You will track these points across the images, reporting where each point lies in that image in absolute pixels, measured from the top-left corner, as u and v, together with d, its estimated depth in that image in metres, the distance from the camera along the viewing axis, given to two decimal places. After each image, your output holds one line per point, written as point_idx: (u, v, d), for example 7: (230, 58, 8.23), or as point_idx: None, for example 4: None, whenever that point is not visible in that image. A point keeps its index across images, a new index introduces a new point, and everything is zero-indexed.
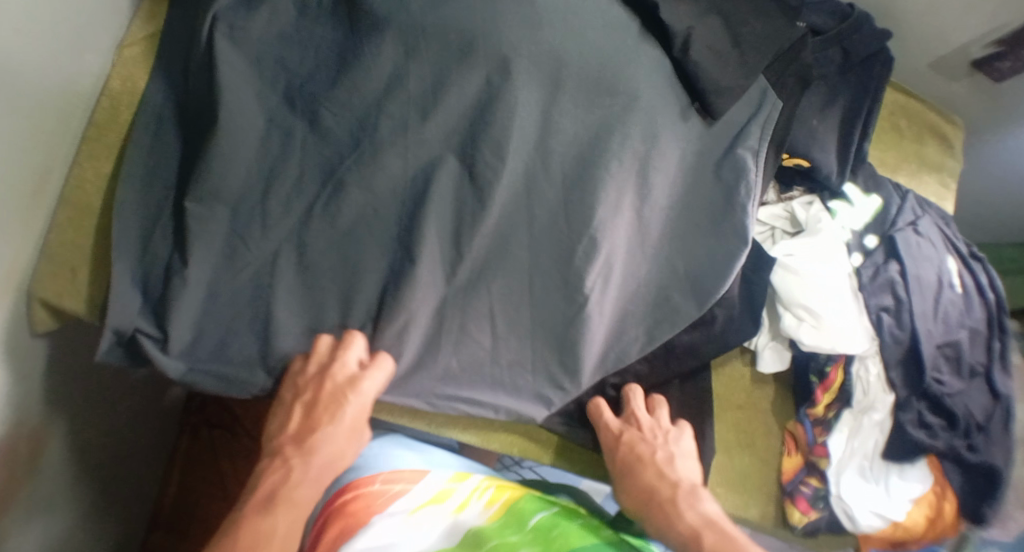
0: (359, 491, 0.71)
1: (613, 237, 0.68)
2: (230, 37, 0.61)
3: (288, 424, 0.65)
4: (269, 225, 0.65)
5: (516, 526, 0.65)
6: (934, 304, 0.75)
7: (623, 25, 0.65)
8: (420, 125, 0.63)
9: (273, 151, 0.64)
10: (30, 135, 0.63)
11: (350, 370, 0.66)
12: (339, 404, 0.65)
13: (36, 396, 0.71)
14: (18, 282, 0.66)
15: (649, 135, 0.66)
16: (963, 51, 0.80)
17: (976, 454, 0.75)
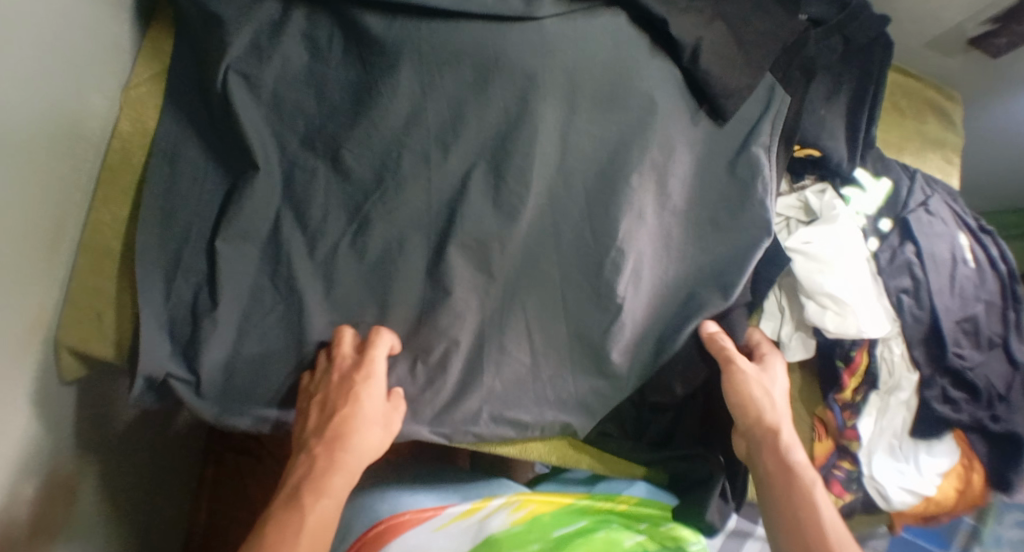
0: (389, 521, 0.73)
1: (639, 246, 0.70)
2: (245, 82, 0.64)
3: (308, 420, 0.65)
4: (297, 263, 0.66)
5: (540, 533, 0.74)
6: (950, 280, 0.77)
7: (632, 38, 0.65)
8: (443, 159, 0.65)
9: (298, 192, 0.66)
10: (46, 190, 0.63)
11: (355, 357, 0.67)
12: (353, 389, 0.64)
13: (70, 443, 0.71)
14: (46, 334, 0.67)
15: (666, 144, 0.68)
16: (958, 30, 0.81)
17: (999, 423, 0.77)
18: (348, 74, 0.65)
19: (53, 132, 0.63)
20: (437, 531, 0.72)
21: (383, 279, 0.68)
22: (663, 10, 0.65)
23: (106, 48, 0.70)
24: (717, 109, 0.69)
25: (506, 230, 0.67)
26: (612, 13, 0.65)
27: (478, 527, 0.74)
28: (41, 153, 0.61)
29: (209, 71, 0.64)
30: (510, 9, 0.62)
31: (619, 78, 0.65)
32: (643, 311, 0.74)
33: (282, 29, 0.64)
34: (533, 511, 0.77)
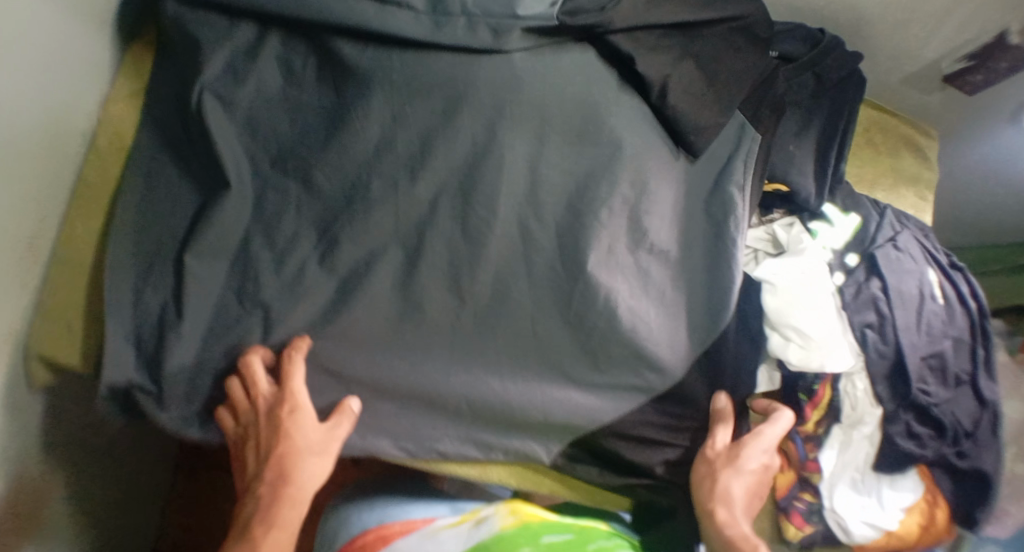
0: (380, 532, 0.78)
1: (610, 282, 0.69)
2: (220, 102, 0.65)
3: (247, 460, 0.68)
4: (263, 283, 0.66)
5: (530, 539, 0.77)
6: (917, 316, 0.77)
7: (600, 72, 0.67)
8: (410, 186, 0.65)
9: (268, 214, 0.67)
10: (21, 201, 0.64)
11: (271, 390, 0.66)
12: (280, 425, 0.65)
13: (36, 451, 0.72)
14: (16, 342, 0.68)
15: (637, 180, 0.68)
16: (933, 67, 0.83)
17: (964, 459, 0.77)
18: (321, 99, 0.66)
19: (32, 144, 0.64)
20: (428, 539, 0.77)
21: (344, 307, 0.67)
22: (630, 49, 0.66)
23: (88, 64, 0.72)
24: (688, 144, 0.69)
25: (473, 255, 0.67)
26: (580, 49, 0.66)
27: (467, 536, 0.78)
28: (17, 162, 0.62)
29: (187, 91, 0.66)
30: (479, 41, 0.63)
31: (587, 109, 0.66)
32: (625, 350, 0.71)
33: (258, 53, 0.66)
34: (523, 517, 0.79)
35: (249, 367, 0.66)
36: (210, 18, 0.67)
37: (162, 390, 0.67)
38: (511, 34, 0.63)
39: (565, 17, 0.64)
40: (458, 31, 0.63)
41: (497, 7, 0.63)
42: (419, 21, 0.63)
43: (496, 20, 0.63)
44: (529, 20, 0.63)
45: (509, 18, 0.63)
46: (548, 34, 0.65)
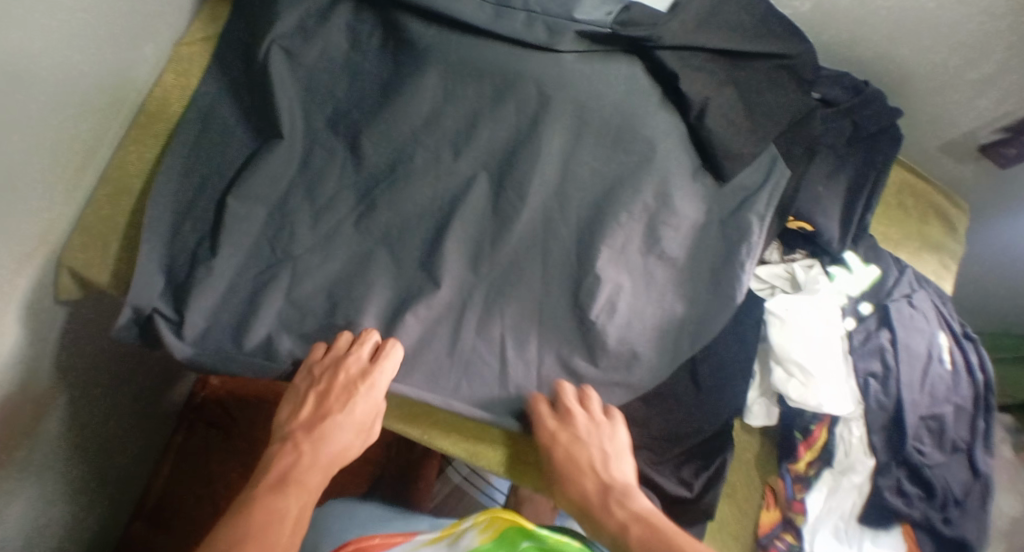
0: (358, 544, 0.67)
1: (615, 280, 0.70)
2: (286, 53, 0.69)
3: (299, 413, 0.66)
4: (296, 236, 0.69)
5: None
6: (922, 376, 0.77)
7: (643, 86, 0.69)
8: (451, 162, 0.68)
9: (310, 169, 0.70)
10: (75, 110, 0.68)
11: (363, 362, 0.66)
12: (353, 398, 0.65)
13: (47, 360, 0.74)
14: (49, 247, 0.71)
15: (662, 192, 0.70)
16: (970, 136, 0.85)
17: (950, 527, 0.76)
18: (380, 70, 0.69)
19: (94, 62, 0.68)
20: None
21: (367, 268, 0.69)
22: (676, 66, 0.68)
23: (163, 7, 0.76)
24: (716, 168, 0.72)
25: (498, 234, 0.69)
26: (628, 60, 0.69)
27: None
28: (77, 73, 0.66)
29: (256, 42, 0.69)
30: (534, 37, 0.66)
31: (627, 118, 0.69)
32: (621, 351, 0.71)
33: (329, 17, 0.70)
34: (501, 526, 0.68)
35: (342, 338, 0.67)
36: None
37: (183, 319, 0.67)
38: (564, 35, 0.67)
39: (617, 27, 0.67)
40: (516, 25, 0.67)
41: (556, 8, 0.68)
42: (484, 10, 0.67)
43: (554, 20, 0.67)
44: (583, 25, 0.67)
45: (566, 19, 0.67)
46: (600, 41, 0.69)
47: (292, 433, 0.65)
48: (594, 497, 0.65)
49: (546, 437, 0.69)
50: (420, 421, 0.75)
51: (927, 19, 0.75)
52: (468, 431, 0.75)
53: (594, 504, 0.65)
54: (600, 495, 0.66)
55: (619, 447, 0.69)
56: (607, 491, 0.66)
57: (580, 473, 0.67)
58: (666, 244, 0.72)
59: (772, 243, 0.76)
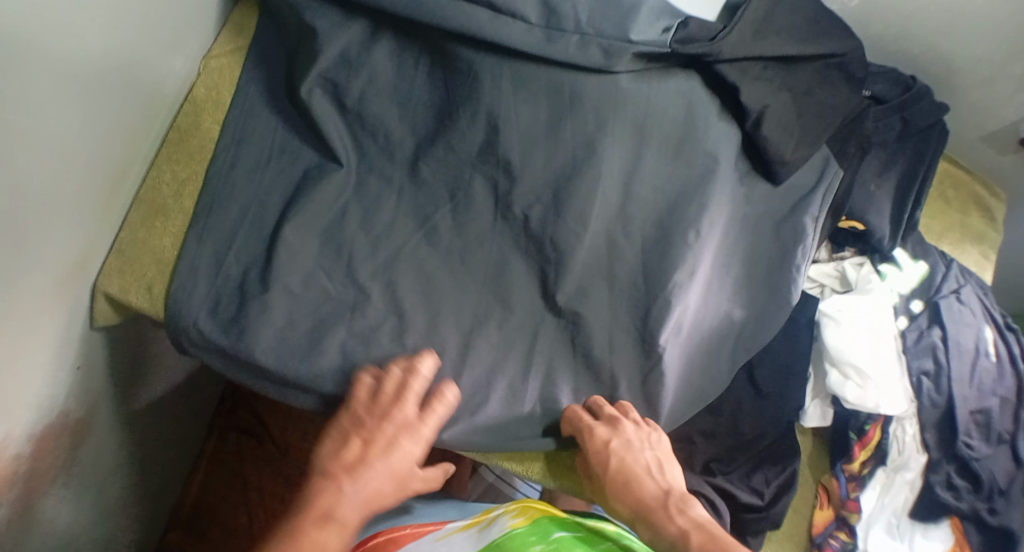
0: (391, 534, 0.66)
1: (684, 301, 0.69)
2: (331, 90, 0.69)
3: (342, 455, 0.58)
4: (354, 266, 0.68)
5: (541, 533, 0.62)
6: (971, 371, 0.78)
7: (701, 100, 0.69)
8: (508, 187, 0.68)
9: (368, 197, 0.70)
10: (109, 131, 0.65)
11: (411, 415, 0.61)
12: (399, 438, 0.60)
13: (86, 389, 0.71)
14: (86, 273, 0.68)
15: (721, 201, 0.70)
16: (1012, 128, 0.84)
17: (996, 517, 0.75)
18: (431, 96, 0.69)
19: (131, 92, 0.66)
20: (436, 541, 0.65)
21: (431, 297, 0.68)
22: (736, 78, 0.68)
23: (191, 24, 0.73)
24: (772, 177, 0.72)
25: (562, 262, 0.68)
26: (686, 75, 0.69)
27: (477, 539, 0.63)
28: (117, 100, 0.64)
29: (296, 76, 0.69)
30: (590, 60, 0.65)
31: (686, 129, 0.69)
32: (681, 364, 0.71)
33: (372, 47, 0.69)
34: (533, 514, 0.65)
35: (426, 363, 0.64)
36: (326, 8, 0.69)
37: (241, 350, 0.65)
38: (622, 56, 0.65)
39: (677, 45, 0.65)
40: (570, 47, 0.65)
41: (609, 28, 0.65)
42: (533, 33, 0.65)
43: (609, 41, 0.65)
44: (640, 45, 0.65)
45: (621, 42, 0.65)
46: (658, 59, 0.67)
47: (314, 480, 0.58)
48: (654, 494, 0.60)
49: (599, 445, 0.64)
50: None
51: (973, 23, 0.75)
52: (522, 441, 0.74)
53: (657, 510, 0.59)
54: (661, 499, 0.60)
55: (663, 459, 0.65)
56: (668, 495, 0.61)
57: (638, 475, 0.62)
58: (734, 253, 0.73)
59: (826, 246, 0.76)
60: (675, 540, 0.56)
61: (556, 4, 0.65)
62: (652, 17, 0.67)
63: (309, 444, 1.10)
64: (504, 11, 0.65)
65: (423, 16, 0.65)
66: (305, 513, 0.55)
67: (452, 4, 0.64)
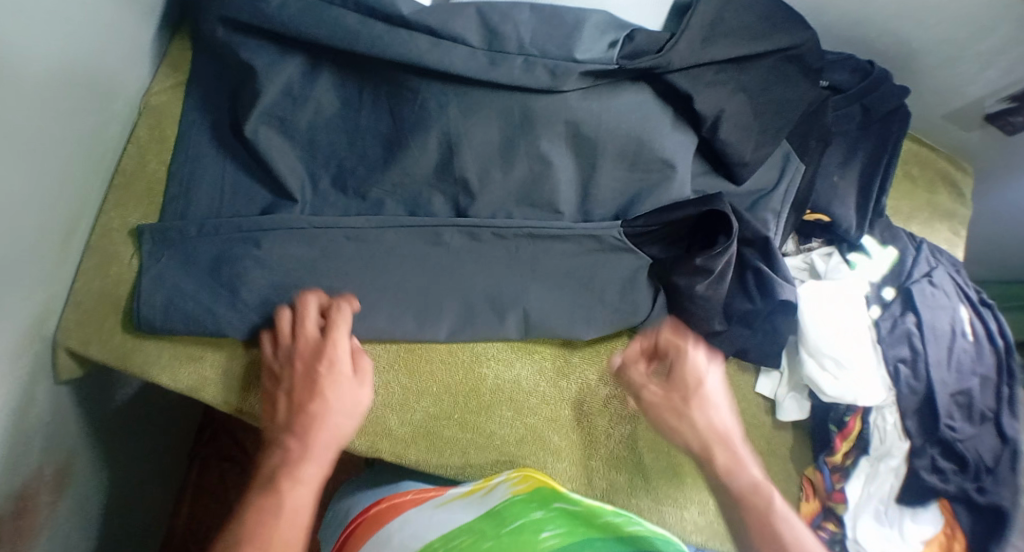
0: (391, 501, 0.70)
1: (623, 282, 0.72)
2: (279, 125, 0.68)
3: (277, 413, 0.65)
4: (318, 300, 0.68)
5: (542, 501, 0.64)
6: (948, 353, 0.77)
7: (654, 113, 0.68)
8: None
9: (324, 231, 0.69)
10: (52, 187, 0.64)
11: (314, 336, 0.66)
12: (325, 413, 0.63)
13: (53, 441, 0.71)
14: (46, 329, 0.68)
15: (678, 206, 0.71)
16: (976, 104, 0.82)
17: (985, 496, 0.75)
18: (379, 126, 0.69)
19: (73, 144, 0.66)
20: (435, 508, 0.67)
21: None
22: (687, 86, 0.67)
23: (128, 71, 0.72)
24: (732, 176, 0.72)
25: None
26: (635, 88, 0.68)
27: (477, 506, 0.65)
28: (57, 160, 0.64)
29: (241, 116, 0.68)
30: (537, 81, 0.64)
31: (641, 140, 0.68)
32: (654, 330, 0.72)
33: (314, 81, 0.69)
34: (535, 483, 0.68)
35: (305, 304, 0.67)
36: (264, 45, 0.68)
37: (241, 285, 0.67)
38: (569, 76, 0.64)
39: (624, 61, 0.65)
40: (515, 70, 0.64)
41: (554, 48, 0.65)
42: (476, 58, 0.64)
43: (554, 62, 0.64)
44: (587, 64, 0.65)
45: (568, 61, 0.65)
46: (604, 76, 0.66)
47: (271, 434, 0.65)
48: (710, 435, 0.64)
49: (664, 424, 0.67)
50: (450, 458, 0.73)
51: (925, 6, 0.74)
52: (498, 456, 0.74)
53: (705, 456, 0.64)
54: (717, 441, 0.64)
55: (753, 478, 0.62)
56: (715, 437, 0.64)
57: (681, 424, 0.65)
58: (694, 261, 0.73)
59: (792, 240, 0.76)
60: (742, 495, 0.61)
61: (496, 26, 0.65)
62: (597, 33, 0.66)
63: None
64: (445, 36, 0.64)
65: (363, 47, 0.64)
66: (261, 482, 0.60)
67: (390, 33, 0.64)
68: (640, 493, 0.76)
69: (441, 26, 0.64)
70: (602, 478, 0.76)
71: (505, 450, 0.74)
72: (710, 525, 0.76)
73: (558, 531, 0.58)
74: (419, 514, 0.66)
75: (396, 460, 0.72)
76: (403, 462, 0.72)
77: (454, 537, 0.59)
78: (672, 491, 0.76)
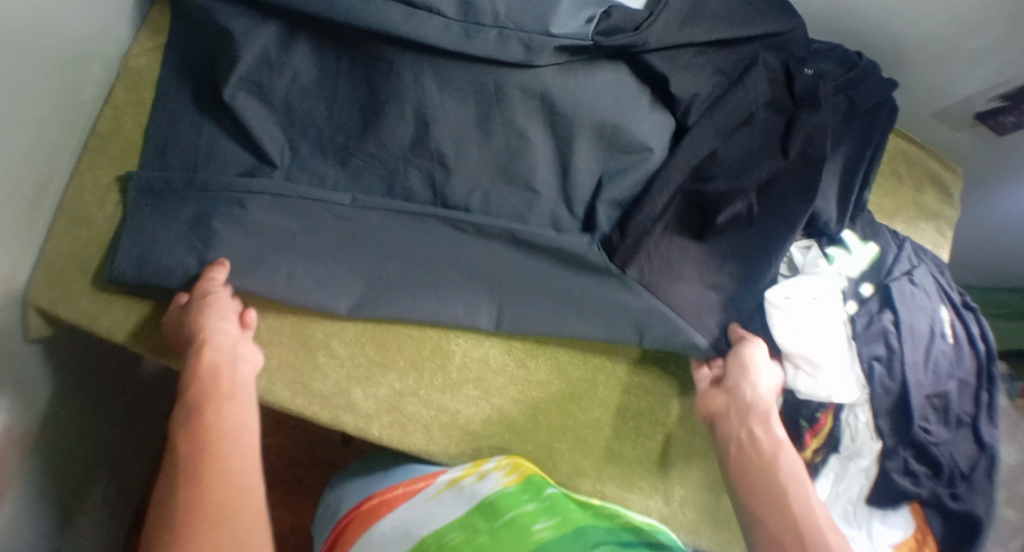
0: (383, 496, 0.71)
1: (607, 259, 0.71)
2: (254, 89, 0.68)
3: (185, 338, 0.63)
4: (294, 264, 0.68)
5: (534, 492, 0.70)
6: (926, 354, 0.76)
7: (631, 92, 0.70)
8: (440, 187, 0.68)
9: None
10: (24, 144, 0.63)
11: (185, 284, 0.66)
12: (215, 329, 0.62)
13: (23, 401, 0.71)
14: (13, 290, 0.67)
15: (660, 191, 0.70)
16: (966, 104, 0.82)
17: (957, 501, 0.74)
18: (354, 95, 0.68)
19: (47, 102, 0.65)
20: (429, 501, 0.70)
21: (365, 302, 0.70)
22: (664, 68, 0.69)
23: (103, 30, 0.71)
24: (701, 188, 0.71)
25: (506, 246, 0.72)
26: (613, 67, 0.69)
27: (468, 496, 0.69)
28: (28, 118, 0.63)
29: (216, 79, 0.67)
30: (511, 56, 0.64)
31: (618, 121, 0.69)
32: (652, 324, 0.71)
33: (291, 47, 0.68)
34: (525, 472, 0.71)
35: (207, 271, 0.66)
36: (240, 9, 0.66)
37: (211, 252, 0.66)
38: (543, 51, 0.64)
39: (599, 37, 0.65)
40: (488, 42, 0.64)
41: (529, 22, 0.64)
42: (450, 29, 0.64)
43: (529, 35, 0.64)
44: (562, 39, 0.65)
45: (542, 35, 0.64)
46: (581, 52, 0.66)
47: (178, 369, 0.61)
48: (748, 392, 0.69)
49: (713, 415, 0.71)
50: (413, 428, 0.72)
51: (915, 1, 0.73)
52: (459, 434, 0.73)
53: (729, 413, 0.69)
54: (743, 412, 0.69)
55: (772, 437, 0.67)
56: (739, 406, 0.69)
57: (731, 400, 0.70)
58: (671, 272, 0.72)
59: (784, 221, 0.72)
60: (736, 451, 0.67)
61: None
62: (574, 10, 0.66)
63: (270, 443, 1.08)
64: (420, 6, 0.63)
65: (340, 15, 0.63)
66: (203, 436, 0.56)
67: (366, 2, 0.63)
68: (607, 482, 0.76)
69: None
70: (567, 463, 0.75)
71: (469, 430, 0.73)
72: (674, 516, 0.77)
73: (552, 525, 0.68)
74: (412, 510, 0.69)
75: (360, 434, 0.71)
76: (367, 436, 0.71)
77: (449, 537, 0.65)
78: (637, 481, 0.76)
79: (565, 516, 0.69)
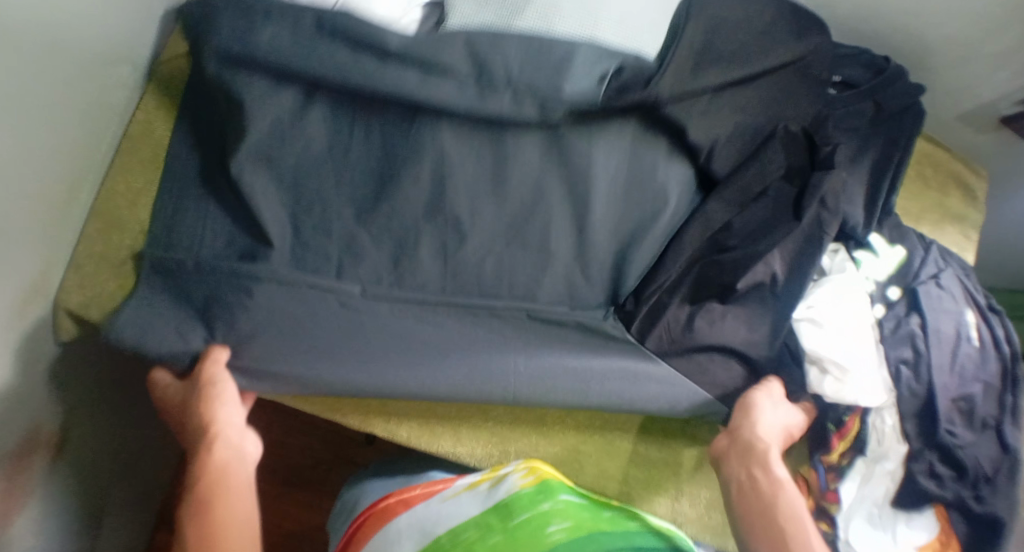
0: (401, 496, 0.69)
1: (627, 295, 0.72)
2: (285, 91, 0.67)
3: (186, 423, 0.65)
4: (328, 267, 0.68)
5: (549, 492, 0.65)
6: (951, 357, 0.76)
7: (648, 138, 0.72)
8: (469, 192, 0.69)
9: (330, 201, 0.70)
10: (57, 146, 0.64)
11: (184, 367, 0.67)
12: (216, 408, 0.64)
13: (52, 402, 0.71)
14: (44, 293, 0.67)
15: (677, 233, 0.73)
16: (991, 107, 0.82)
17: (982, 504, 0.72)
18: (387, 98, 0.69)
19: (79, 105, 0.66)
20: (445, 501, 0.67)
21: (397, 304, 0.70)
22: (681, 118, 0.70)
23: (133, 35, 0.72)
24: (717, 260, 0.72)
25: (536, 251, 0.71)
26: (623, 124, 0.71)
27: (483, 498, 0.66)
28: (61, 119, 0.63)
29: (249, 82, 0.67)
30: (525, 115, 0.67)
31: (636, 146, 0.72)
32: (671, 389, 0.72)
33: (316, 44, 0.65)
34: (541, 475, 0.68)
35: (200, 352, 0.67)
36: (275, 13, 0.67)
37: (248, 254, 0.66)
38: (556, 110, 0.67)
39: (609, 101, 0.68)
40: (504, 101, 0.67)
41: (543, 82, 0.67)
42: (465, 90, 0.66)
43: (543, 96, 0.67)
44: (573, 102, 0.67)
45: (555, 97, 0.67)
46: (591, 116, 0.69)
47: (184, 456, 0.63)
48: (749, 435, 0.68)
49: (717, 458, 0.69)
50: (440, 432, 0.74)
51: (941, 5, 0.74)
52: (485, 437, 0.74)
53: (731, 455, 0.68)
54: (742, 453, 0.67)
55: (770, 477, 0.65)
56: (738, 447, 0.68)
57: (733, 443, 0.68)
58: (693, 332, 0.72)
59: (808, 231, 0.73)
60: (735, 495, 0.65)
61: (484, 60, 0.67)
62: (585, 68, 0.68)
63: (294, 441, 1.08)
64: (434, 70, 0.66)
65: None
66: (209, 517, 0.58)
67: (381, 67, 0.65)
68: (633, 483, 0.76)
69: (432, 57, 0.66)
70: (594, 465, 0.76)
71: (497, 432, 0.74)
72: (700, 518, 0.77)
73: (565, 527, 0.60)
74: (427, 510, 0.66)
75: (390, 437, 0.73)
76: (396, 438, 0.73)
77: (464, 536, 0.60)
78: (664, 482, 0.77)
79: (580, 519, 0.62)
